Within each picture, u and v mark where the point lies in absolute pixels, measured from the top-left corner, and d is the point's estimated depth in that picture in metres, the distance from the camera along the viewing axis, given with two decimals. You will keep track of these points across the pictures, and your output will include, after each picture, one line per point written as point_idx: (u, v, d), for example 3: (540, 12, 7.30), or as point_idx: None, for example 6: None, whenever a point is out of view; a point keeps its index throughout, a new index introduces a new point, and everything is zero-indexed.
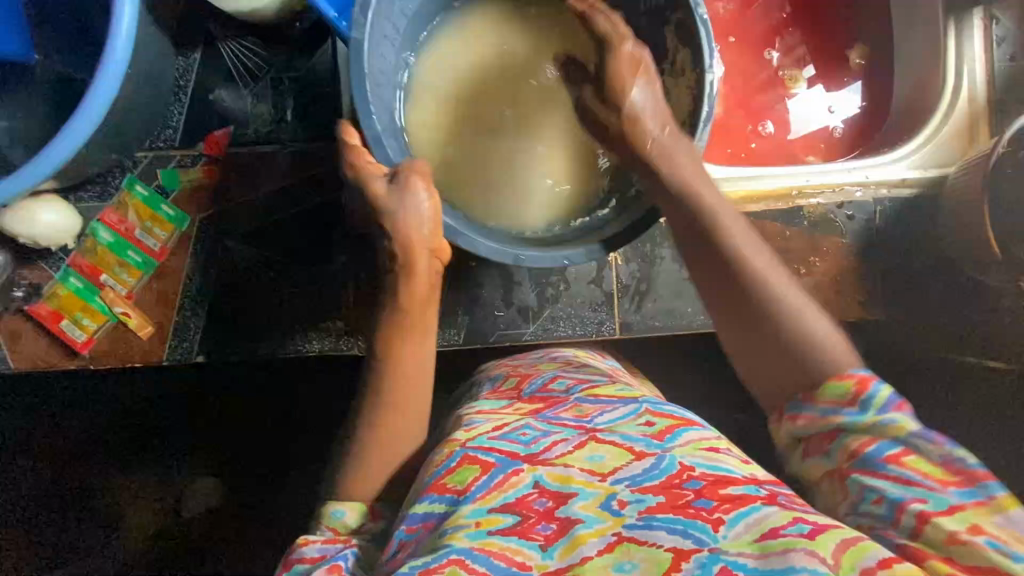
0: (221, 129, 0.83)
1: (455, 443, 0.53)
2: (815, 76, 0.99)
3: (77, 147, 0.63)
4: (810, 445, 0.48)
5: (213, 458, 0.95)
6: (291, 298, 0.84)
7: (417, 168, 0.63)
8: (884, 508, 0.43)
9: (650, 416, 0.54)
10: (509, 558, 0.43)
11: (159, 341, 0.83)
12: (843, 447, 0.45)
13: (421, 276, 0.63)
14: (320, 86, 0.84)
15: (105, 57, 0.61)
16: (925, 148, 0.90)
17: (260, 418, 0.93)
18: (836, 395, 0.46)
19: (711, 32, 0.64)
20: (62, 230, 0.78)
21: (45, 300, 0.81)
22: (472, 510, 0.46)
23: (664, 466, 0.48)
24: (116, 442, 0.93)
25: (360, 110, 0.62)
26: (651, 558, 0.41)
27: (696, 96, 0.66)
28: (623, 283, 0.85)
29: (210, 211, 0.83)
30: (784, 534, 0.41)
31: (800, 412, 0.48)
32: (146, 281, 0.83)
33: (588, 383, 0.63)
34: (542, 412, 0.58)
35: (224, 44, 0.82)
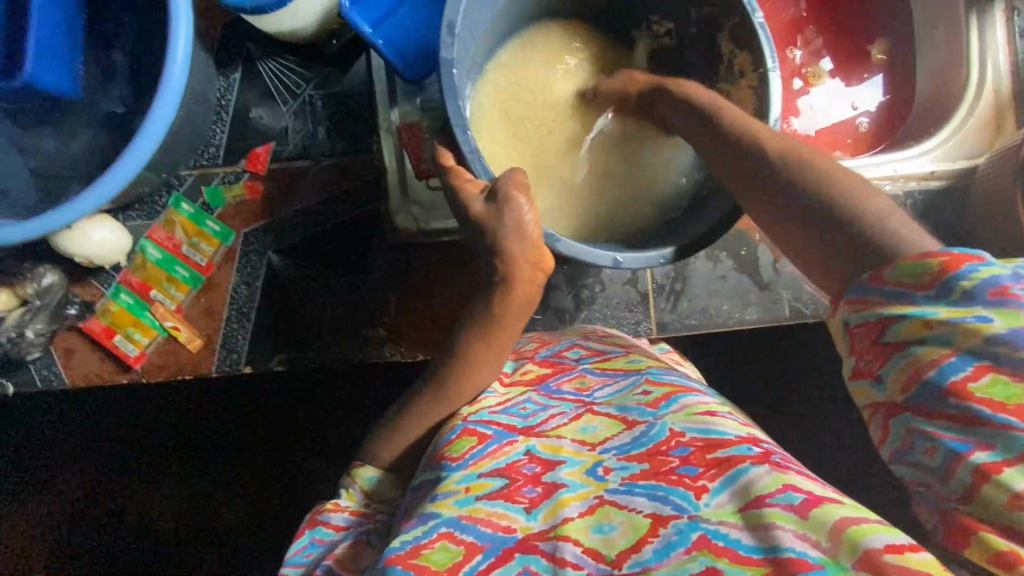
0: (263, 145, 0.85)
1: (458, 417, 0.61)
2: (835, 69, 1.00)
3: (139, 170, 0.65)
4: (865, 360, 0.49)
5: (245, 462, 0.91)
6: (335, 309, 0.87)
7: (513, 180, 0.64)
8: (936, 458, 0.45)
9: (647, 385, 0.59)
10: (495, 523, 0.48)
11: (208, 352, 0.86)
12: (910, 362, 0.46)
13: (519, 289, 0.63)
14: (355, 102, 0.86)
15: (165, 80, 0.63)
16: (952, 140, 0.91)
17: (296, 427, 0.90)
18: (912, 276, 0.45)
19: (769, 35, 0.71)
20: (112, 248, 0.80)
21: (97, 317, 0.84)
22: (464, 475, 0.52)
23: (652, 434, 0.52)
24: (157, 447, 0.91)
25: (458, 129, 0.67)
26: (629, 521, 0.46)
27: (763, 95, 0.72)
28: (658, 284, 0.86)
29: (256, 224, 0.86)
30: (770, 503, 0.43)
31: (866, 297, 0.48)
32: (194, 296, 0.85)
33: (601, 354, 0.68)
34: (546, 382, 0.65)
35: (262, 62, 0.85)
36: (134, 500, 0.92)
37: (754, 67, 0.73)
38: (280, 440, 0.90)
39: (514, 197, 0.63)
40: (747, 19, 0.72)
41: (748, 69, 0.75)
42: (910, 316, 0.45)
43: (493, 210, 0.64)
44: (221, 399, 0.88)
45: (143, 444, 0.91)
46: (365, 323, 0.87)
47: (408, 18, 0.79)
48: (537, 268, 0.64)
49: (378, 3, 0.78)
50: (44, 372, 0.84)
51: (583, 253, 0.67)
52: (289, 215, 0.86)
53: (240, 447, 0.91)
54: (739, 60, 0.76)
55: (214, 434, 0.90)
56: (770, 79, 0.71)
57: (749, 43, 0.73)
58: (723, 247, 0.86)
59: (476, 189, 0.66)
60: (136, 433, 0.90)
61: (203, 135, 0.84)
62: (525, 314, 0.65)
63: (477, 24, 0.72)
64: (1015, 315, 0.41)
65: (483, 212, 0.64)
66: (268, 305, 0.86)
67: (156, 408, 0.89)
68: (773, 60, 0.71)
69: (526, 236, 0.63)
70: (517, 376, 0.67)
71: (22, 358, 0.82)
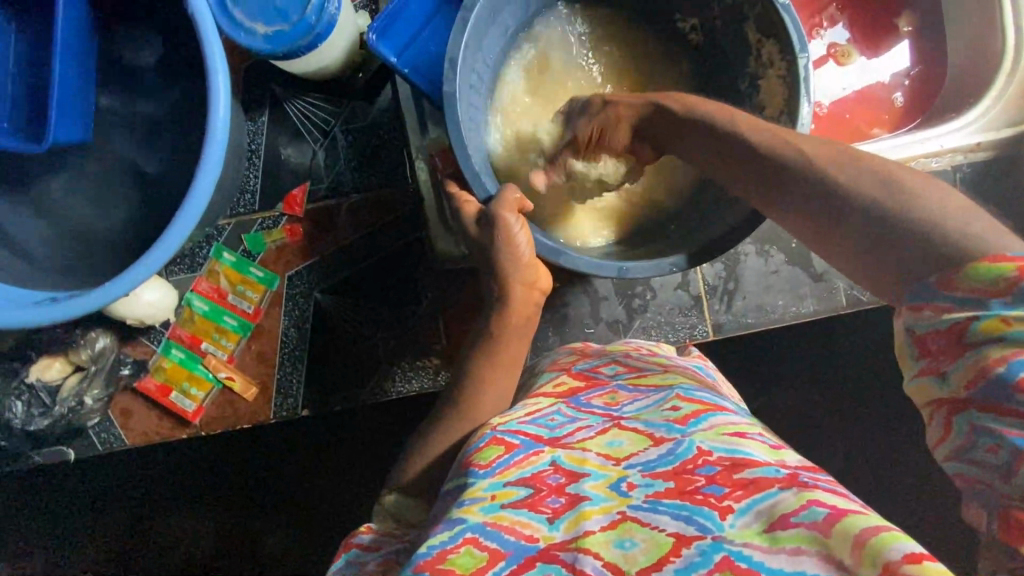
0: (298, 186, 0.84)
1: (486, 426, 0.59)
2: (853, 38, 1.00)
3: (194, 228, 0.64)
4: (932, 358, 0.42)
5: (293, 499, 0.97)
6: (385, 340, 0.86)
7: (504, 202, 0.65)
8: (1000, 457, 0.38)
9: (677, 402, 0.56)
10: (518, 531, 0.47)
11: (264, 400, 0.85)
12: (977, 361, 0.39)
13: (517, 310, 0.65)
14: (381, 131, 0.85)
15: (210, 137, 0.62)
16: (996, 107, 0.88)
17: (346, 460, 0.95)
18: (985, 282, 0.39)
19: (795, 15, 0.65)
20: (161, 305, 0.81)
21: (151, 375, 0.83)
22: (490, 483, 0.51)
23: (680, 451, 0.49)
24: (210, 491, 0.95)
25: (458, 154, 0.66)
26: (652, 539, 0.43)
27: (790, 83, 0.67)
28: (710, 285, 0.85)
29: (299, 265, 0.85)
30: (795, 524, 0.40)
31: (932, 302, 0.42)
32: (245, 344, 0.84)
33: (636, 371, 0.66)
34: (577, 396, 0.63)
35: (289, 102, 0.84)
36: (186, 544, 0.97)
37: (782, 54, 0.68)
38: (335, 473, 0.96)
39: (503, 216, 0.65)
40: (770, 4, 0.66)
41: (776, 58, 0.69)
42: (984, 314, 0.39)
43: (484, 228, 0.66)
44: (271, 442, 0.95)
45: (200, 490, 0.95)
46: (408, 351, 0.86)
47: (430, 41, 0.78)
48: (534, 288, 0.66)
49: (400, 31, 0.77)
50: (102, 434, 0.83)
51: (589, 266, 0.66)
52: (333, 252, 0.85)
53: (290, 485, 0.96)
54: (767, 50, 0.70)
55: (266, 474, 0.96)
56: (800, 67, 0.66)
57: (774, 32, 0.67)
58: (772, 242, 0.85)
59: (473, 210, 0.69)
60: (188, 482, 0.95)
61: (238, 182, 0.83)
62: (525, 335, 0.67)
63: (482, 54, 0.72)
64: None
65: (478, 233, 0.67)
66: (315, 348, 0.85)
67: (211, 456, 0.94)
68: (802, 46, 0.66)
69: (514, 249, 0.65)
70: (551, 389, 0.65)
71: (81, 426, 0.81)
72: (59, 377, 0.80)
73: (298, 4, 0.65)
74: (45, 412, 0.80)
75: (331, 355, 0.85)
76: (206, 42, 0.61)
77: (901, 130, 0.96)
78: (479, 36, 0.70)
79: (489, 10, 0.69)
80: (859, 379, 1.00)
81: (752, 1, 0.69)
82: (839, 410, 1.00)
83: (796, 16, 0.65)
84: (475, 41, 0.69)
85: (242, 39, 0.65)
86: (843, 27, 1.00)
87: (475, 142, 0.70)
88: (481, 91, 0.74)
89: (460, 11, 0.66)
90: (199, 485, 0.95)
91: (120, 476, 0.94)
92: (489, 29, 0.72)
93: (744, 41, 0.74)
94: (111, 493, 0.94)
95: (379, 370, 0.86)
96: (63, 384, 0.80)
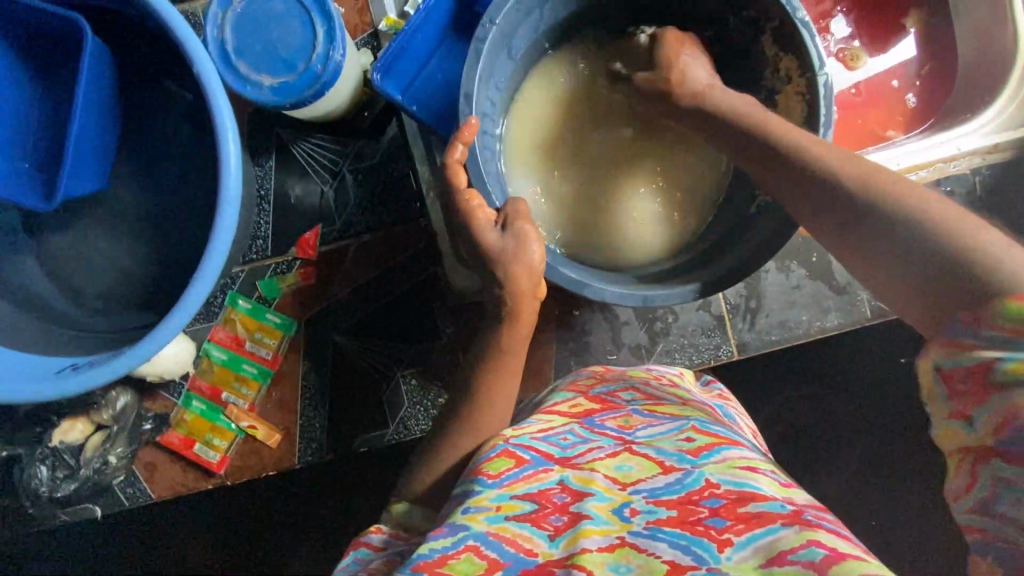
0: (311, 229, 0.83)
1: (499, 438, 0.59)
2: (854, 33, 0.99)
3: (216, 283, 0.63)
4: (957, 399, 0.41)
5: (317, 538, 0.96)
6: (405, 379, 0.85)
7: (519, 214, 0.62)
8: None
9: (692, 433, 0.55)
10: (518, 544, 0.46)
11: (289, 446, 0.84)
12: (1006, 405, 0.38)
13: (525, 313, 0.62)
14: (390, 166, 0.84)
15: (222, 196, 0.61)
16: (1011, 107, 0.86)
17: (370, 496, 0.94)
18: (1015, 319, 0.38)
19: (815, 31, 0.61)
20: (182, 359, 0.80)
21: (174, 428, 0.82)
22: (497, 494, 0.51)
23: (687, 481, 0.48)
24: (236, 533, 0.95)
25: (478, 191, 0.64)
26: (647, 565, 0.42)
27: (810, 100, 0.63)
28: (732, 305, 0.84)
29: (314, 310, 0.84)
30: (791, 562, 0.39)
31: (961, 339, 0.40)
32: (265, 392, 0.83)
33: (654, 400, 0.64)
34: (592, 417, 0.62)
35: (296, 145, 0.84)
36: None
37: (802, 72, 0.63)
38: (359, 509, 0.95)
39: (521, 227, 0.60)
40: (788, 19, 0.62)
41: (795, 74, 0.64)
42: (1011, 357, 0.38)
43: (498, 244, 0.60)
44: (286, 486, 0.94)
45: (218, 538, 0.95)
46: (430, 388, 0.85)
47: (435, 74, 0.77)
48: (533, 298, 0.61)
49: (405, 67, 0.76)
50: (129, 490, 0.82)
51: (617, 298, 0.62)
52: (345, 296, 0.84)
53: (314, 523, 0.95)
54: (784, 65, 0.65)
55: (289, 513, 0.95)
56: (820, 85, 0.61)
57: (792, 48, 0.63)
58: (792, 257, 0.84)
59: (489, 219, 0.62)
60: (214, 526, 0.94)
61: (249, 229, 0.83)
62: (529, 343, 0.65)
63: (494, 81, 0.67)
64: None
65: (494, 244, 0.60)
66: (334, 389, 0.84)
67: (227, 502, 0.94)
68: (821, 62, 0.61)
69: (529, 267, 0.60)
70: (566, 408, 0.64)
71: (107, 484, 0.81)
72: (81, 437, 0.80)
73: (303, 54, 0.64)
74: (70, 476, 0.79)
75: (351, 394, 0.85)
76: (214, 100, 0.60)
77: (916, 132, 0.95)
78: (492, 64, 0.65)
79: (502, 34, 0.64)
80: (885, 389, 0.98)
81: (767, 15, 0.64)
82: (865, 421, 0.99)
83: (815, 32, 0.61)
84: (488, 73, 0.64)
85: (249, 92, 0.64)
86: (846, 21, 0.99)
87: (493, 178, 0.66)
88: (495, 117, 0.69)
89: (472, 44, 0.62)
90: (224, 528, 0.94)
91: (146, 525, 0.93)
92: (502, 55, 0.66)
93: (760, 57, 0.68)
94: (138, 542, 0.94)
95: (398, 410, 0.85)
96: (86, 443, 0.80)
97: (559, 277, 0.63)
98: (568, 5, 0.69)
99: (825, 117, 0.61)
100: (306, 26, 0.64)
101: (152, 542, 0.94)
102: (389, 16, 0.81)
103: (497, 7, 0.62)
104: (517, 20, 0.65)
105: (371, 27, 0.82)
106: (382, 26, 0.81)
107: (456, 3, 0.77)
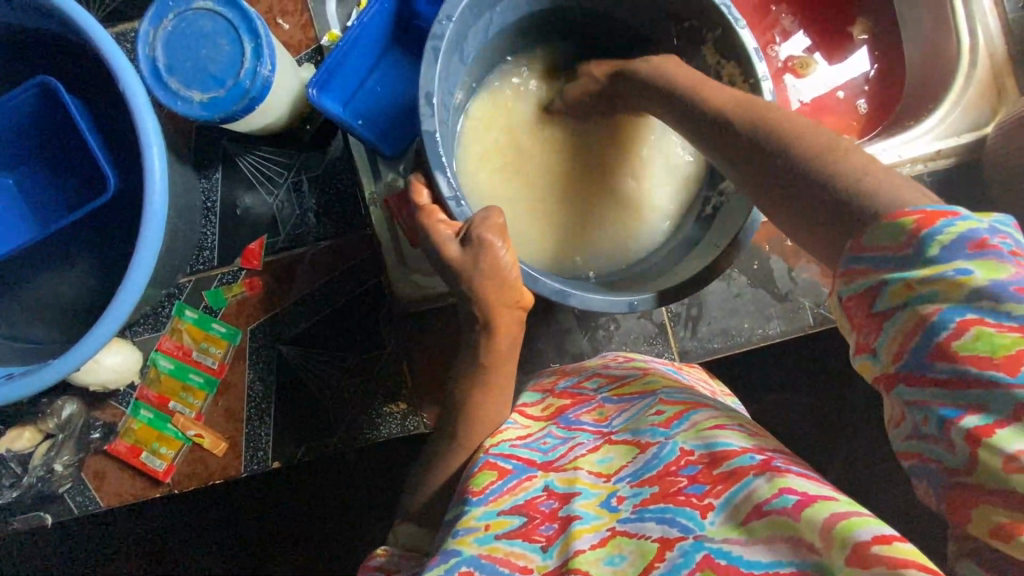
0: (255, 240, 0.85)
1: (480, 451, 0.59)
2: (813, 45, 1.00)
3: (145, 287, 0.65)
4: (861, 334, 0.44)
5: (277, 532, 0.97)
6: (352, 387, 0.86)
7: (488, 223, 0.60)
8: (932, 428, 0.40)
9: (661, 405, 0.55)
10: (512, 563, 0.47)
11: (234, 455, 0.84)
12: (903, 324, 0.41)
13: (502, 329, 0.62)
14: (339, 177, 0.86)
15: (149, 211, 0.64)
16: (952, 114, 0.86)
17: (324, 495, 0.95)
18: (891, 238, 0.41)
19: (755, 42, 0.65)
20: (124, 368, 0.81)
21: (121, 437, 0.83)
22: (484, 512, 0.51)
23: (663, 454, 0.49)
24: (196, 531, 0.96)
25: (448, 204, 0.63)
26: (638, 549, 0.43)
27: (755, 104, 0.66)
28: (673, 312, 0.84)
29: (260, 319, 0.85)
30: (768, 510, 0.40)
31: (855, 267, 0.43)
32: (212, 401, 0.84)
33: (618, 380, 0.65)
34: (566, 414, 0.61)
35: (242, 158, 0.85)
36: None
37: (745, 76, 0.67)
38: (315, 507, 0.96)
39: (486, 238, 0.59)
40: (731, 28, 0.66)
41: (738, 79, 0.69)
42: (897, 274, 0.41)
43: (468, 254, 0.60)
44: (230, 497, 0.95)
45: (161, 554, 0.96)
46: (374, 398, 0.86)
47: (378, 87, 0.80)
48: (516, 307, 0.62)
49: (341, 82, 0.77)
50: (78, 498, 0.83)
51: (603, 305, 0.64)
52: (291, 305, 0.85)
53: (272, 518, 0.96)
54: (727, 72, 0.70)
55: (247, 511, 0.96)
56: (764, 89, 0.65)
57: (734, 56, 0.67)
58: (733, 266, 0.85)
59: (450, 232, 0.63)
60: (174, 524, 0.95)
61: (196, 240, 0.84)
62: (510, 362, 0.64)
63: (449, 86, 0.68)
64: (995, 268, 0.38)
65: (459, 258, 0.61)
66: (283, 398, 0.85)
67: (167, 522, 0.95)
68: (764, 71, 0.65)
69: (505, 280, 0.60)
70: (537, 411, 0.64)
71: (53, 492, 0.82)
72: (28, 445, 0.81)
73: (232, 70, 0.66)
74: (15, 484, 0.81)
75: (300, 409, 0.85)
76: (137, 115, 0.63)
77: (869, 137, 0.95)
78: (447, 70, 0.66)
79: (455, 37, 0.65)
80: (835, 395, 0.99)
81: (709, 25, 0.69)
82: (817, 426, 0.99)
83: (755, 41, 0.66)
84: (447, 73, 0.66)
85: (178, 107, 0.66)
86: (804, 35, 1.00)
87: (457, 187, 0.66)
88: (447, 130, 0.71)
89: (429, 41, 0.63)
90: (183, 526, 0.95)
91: (107, 525, 0.94)
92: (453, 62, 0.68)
93: (703, 66, 0.74)
94: (100, 542, 0.94)
95: (342, 421, 0.85)
96: (34, 452, 0.82)
97: (543, 288, 0.63)
98: (514, 12, 0.73)
99: None
100: (235, 43, 0.66)
101: (114, 542, 0.95)
102: (332, 31, 0.83)
103: (454, 5, 0.63)
104: (468, 25, 0.67)
105: (315, 42, 0.84)
106: (325, 41, 0.83)
107: (396, 15, 0.79)
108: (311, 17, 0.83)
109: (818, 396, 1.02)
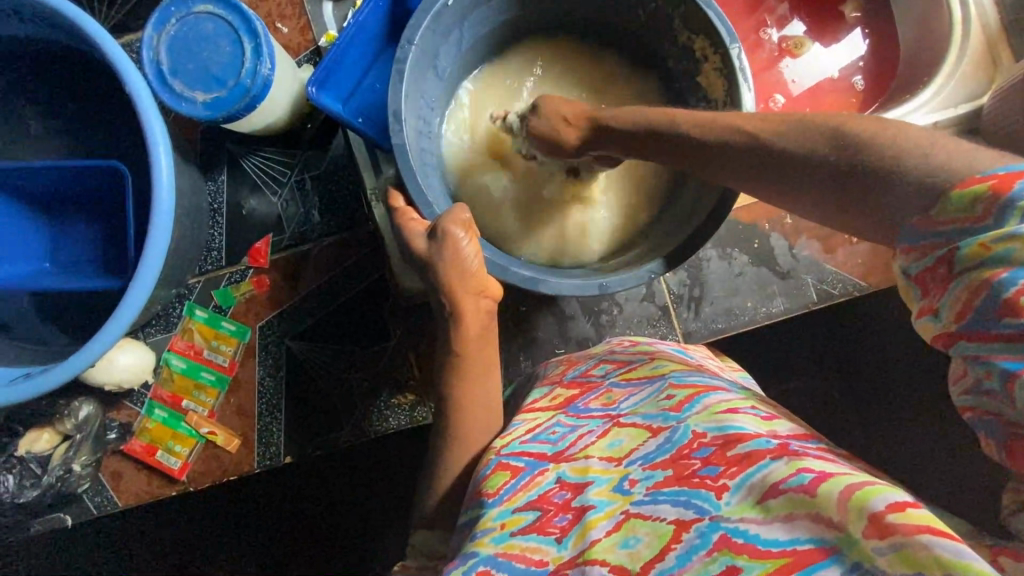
0: (262, 240, 0.87)
1: (491, 453, 0.59)
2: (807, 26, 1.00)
3: (154, 284, 0.67)
4: (929, 296, 0.42)
5: (292, 526, 0.98)
6: (358, 381, 0.87)
7: (452, 218, 0.63)
8: (995, 383, 0.38)
9: (671, 389, 0.55)
10: (527, 558, 0.48)
11: (246, 451, 0.85)
12: (965, 287, 0.39)
13: (468, 321, 0.63)
14: (341, 175, 0.88)
15: (155, 210, 0.66)
16: (947, 86, 0.86)
17: (337, 489, 0.96)
18: (964, 208, 0.40)
19: (721, 10, 0.66)
20: (139, 369, 0.83)
21: (137, 437, 0.85)
22: (499, 512, 0.51)
23: (676, 437, 0.49)
24: (215, 528, 0.97)
25: (419, 204, 0.66)
26: (655, 531, 0.43)
27: (728, 74, 0.68)
28: (675, 294, 0.85)
29: (268, 316, 0.87)
30: (785, 488, 0.39)
31: (924, 242, 0.42)
32: (224, 399, 0.85)
33: (625, 365, 0.65)
34: (574, 403, 0.62)
35: (246, 158, 0.87)
36: None
37: (714, 47, 0.69)
38: (328, 501, 0.97)
39: (451, 232, 0.62)
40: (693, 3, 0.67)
41: (710, 52, 0.70)
42: (966, 240, 0.39)
43: (434, 247, 0.63)
44: (246, 493, 0.96)
45: (182, 552, 0.97)
46: (381, 392, 0.87)
47: (377, 83, 0.81)
48: (483, 296, 0.63)
49: (340, 80, 0.78)
50: (96, 498, 0.84)
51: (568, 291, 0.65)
52: (297, 302, 0.87)
53: (287, 512, 0.97)
54: (699, 45, 0.71)
55: (263, 506, 0.97)
56: (733, 58, 0.66)
57: (702, 28, 0.68)
58: (734, 245, 0.85)
59: (422, 228, 0.66)
60: (194, 521, 0.97)
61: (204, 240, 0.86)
62: (489, 346, 0.65)
63: (425, 99, 0.72)
64: None
65: (425, 252, 0.63)
66: (294, 393, 0.86)
67: (187, 519, 0.96)
68: (731, 38, 0.66)
69: (466, 271, 0.62)
70: (547, 402, 0.65)
71: (72, 492, 0.83)
72: (47, 447, 0.83)
73: (232, 71, 0.68)
74: (35, 484, 0.82)
75: (306, 401, 0.86)
76: (144, 118, 0.65)
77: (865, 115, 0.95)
78: (417, 82, 0.68)
79: (424, 52, 0.68)
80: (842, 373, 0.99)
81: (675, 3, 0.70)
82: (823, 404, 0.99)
83: (721, 12, 0.66)
84: (415, 90, 0.68)
85: (183, 108, 0.68)
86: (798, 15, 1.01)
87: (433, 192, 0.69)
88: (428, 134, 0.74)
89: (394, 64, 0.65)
90: (203, 522, 0.96)
91: (131, 523, 0.96)
92: (427, 72, 0.71)
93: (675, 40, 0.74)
94: (124, 542, 0.96)
95: (352, 414, 0.86)
96: (52, 454, 0.83)
97: (513, 277, 0.65)
98: (484, 24, 0.76)
99: (744, 83, 0.66)
100: (235, 44, 0.68)
101: (137, 541, 0.96)
102: (330, 32, 0.85)
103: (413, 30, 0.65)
104: (437, 41, 0.70)
105: (314, 44, 0.86)
106: (323, 41, 0.85)
107: (392, 14, 0.80)
108: (309, 20, 0.86)
109: (825, 375, 1.01)
